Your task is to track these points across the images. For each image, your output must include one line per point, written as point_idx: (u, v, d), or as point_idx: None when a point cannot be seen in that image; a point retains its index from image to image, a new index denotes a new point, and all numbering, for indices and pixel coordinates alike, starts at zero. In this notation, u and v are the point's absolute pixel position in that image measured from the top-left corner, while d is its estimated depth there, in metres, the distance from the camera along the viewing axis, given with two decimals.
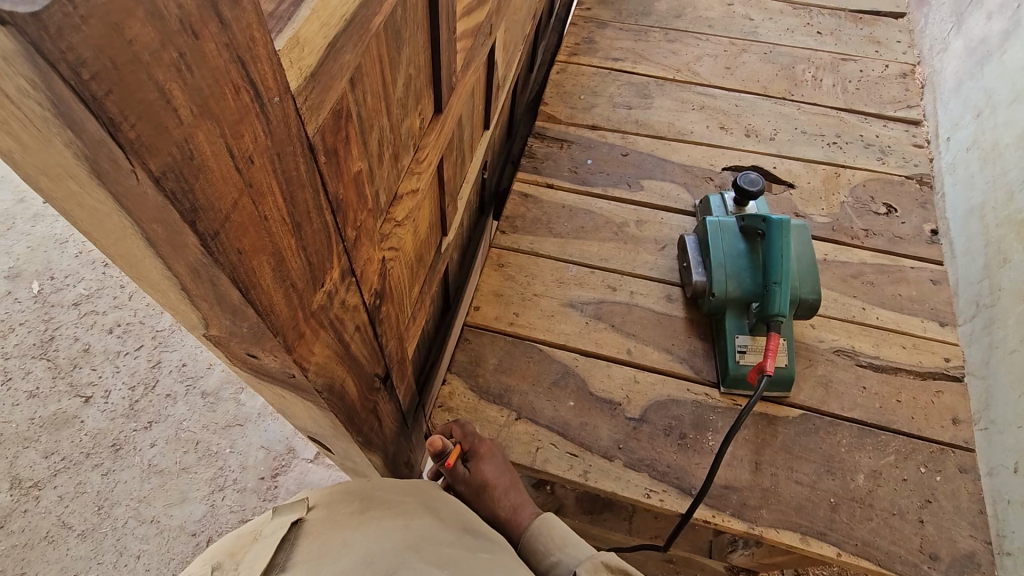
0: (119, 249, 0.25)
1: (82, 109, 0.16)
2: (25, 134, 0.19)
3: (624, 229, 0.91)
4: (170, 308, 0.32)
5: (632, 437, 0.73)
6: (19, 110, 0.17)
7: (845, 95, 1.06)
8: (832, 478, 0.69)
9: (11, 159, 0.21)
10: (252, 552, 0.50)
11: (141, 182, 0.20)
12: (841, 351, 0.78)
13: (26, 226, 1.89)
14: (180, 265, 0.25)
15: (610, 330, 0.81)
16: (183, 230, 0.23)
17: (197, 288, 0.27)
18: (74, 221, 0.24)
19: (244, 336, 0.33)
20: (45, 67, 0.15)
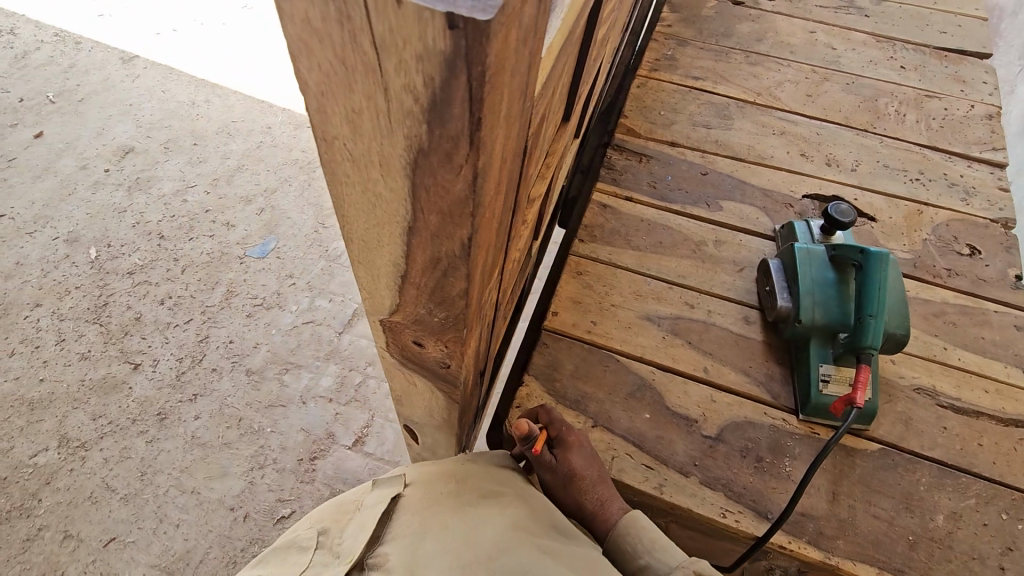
0: (367, 232, 0.28)
1: (463, 108, 0.18)
2: (369, 117, 0.20)
3: (702, 247, 0.91)
4: (369, 291, 0.34)
5: (707, 455, 0.73)
6: (391, 102, 0.19)
7: (928, 132, 1.06)
8: (911, 516, 0.69)
9: (330, 144, 0.23)
10: (359, 521, 0.64)
11: (457, 178, 0.22)
12: (922, 389, 0.77)
13: (87, 193, 1.94)
14: (427, 251, 0.27)
15: (687, 347, 0.81)
16: (454, 224, 0.25)
17: (420, 274, 0.30)
18: (338, 201, 0.26)
19: (429, 324, 0.35)
20: (461, 76, 0.17)
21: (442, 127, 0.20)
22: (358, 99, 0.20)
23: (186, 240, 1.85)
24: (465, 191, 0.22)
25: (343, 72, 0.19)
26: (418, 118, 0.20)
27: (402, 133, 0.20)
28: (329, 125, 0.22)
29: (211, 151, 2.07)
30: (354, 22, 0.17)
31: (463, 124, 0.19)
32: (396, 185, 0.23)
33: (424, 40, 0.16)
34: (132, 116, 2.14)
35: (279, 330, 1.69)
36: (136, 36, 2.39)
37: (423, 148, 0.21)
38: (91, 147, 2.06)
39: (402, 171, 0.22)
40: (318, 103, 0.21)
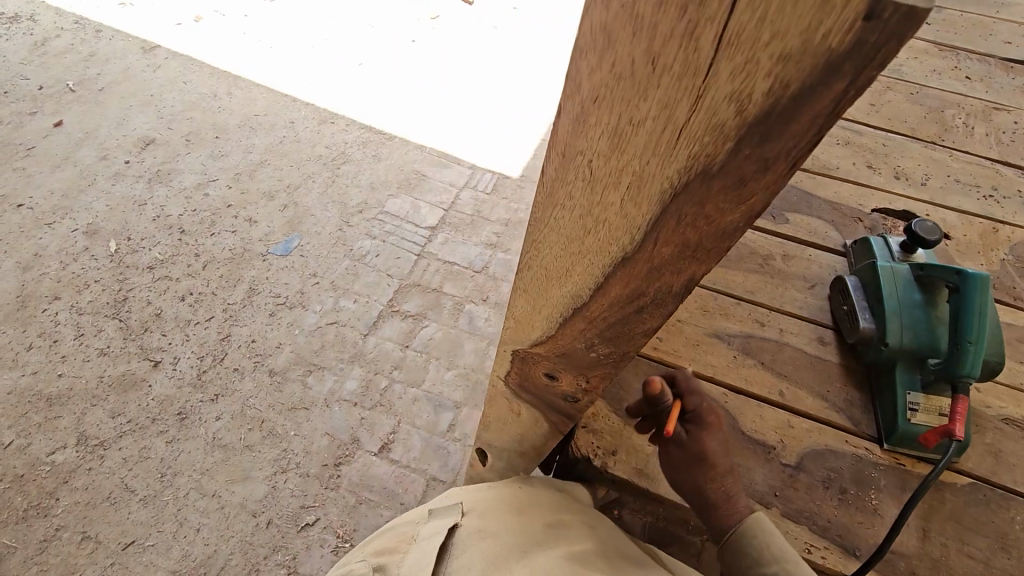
0: (559, 260, 0.30)
1: (806, 121, 0.19)
2: (660, 130, 0.22)
3: (770, 262, 0.87)
4: (537, 312, 0.35)
5: (788, 485, 0.69)
6: (714, 107, 0.20)
7: (1000, 146, 1.02)
8: (1008, 557, 0.64)
9: (598, 147, 0.24)
10: (416, 551, 0.57)
11: (732, 206, 0.23)
12: (1011, 420, 0.73)
13: (107, 185, 1.90)
14: (632, 285, 0.29)
15: (759, 368, 0.77)
16: (689, 257, 0.27)
17: (602, 307, 0.32)
18: (551, 211, 0.28)
19: (593, 351, 0.35)
20: (834, 88, 0.18)
21: (760, 148, 0.20)
22: (653, 108, 0.21)
23: (207, 235, 1.81)
24: (734, 223, 0.24)
25: (650, 71, 0.20)
26: (724, 136, 0.21)
27: (690, 151, 0.22)
28: (592, 128, 0.23)
29: (233, 145, 2.02)
30: (705, 11, 0.17)
31: (786, 144, 0.20)
32: (644, 206, 0.25)
33: (815, 25, 0.16)
34: (152, 106, 2.10)
35: (303, 330, 1.65)
36: (157, 26, 2.35)
37: (708, 170, 0.22)
38: (111, 137, 2.01)
39: (659, 190, 0.24)
40: (596, 115, 0.23)
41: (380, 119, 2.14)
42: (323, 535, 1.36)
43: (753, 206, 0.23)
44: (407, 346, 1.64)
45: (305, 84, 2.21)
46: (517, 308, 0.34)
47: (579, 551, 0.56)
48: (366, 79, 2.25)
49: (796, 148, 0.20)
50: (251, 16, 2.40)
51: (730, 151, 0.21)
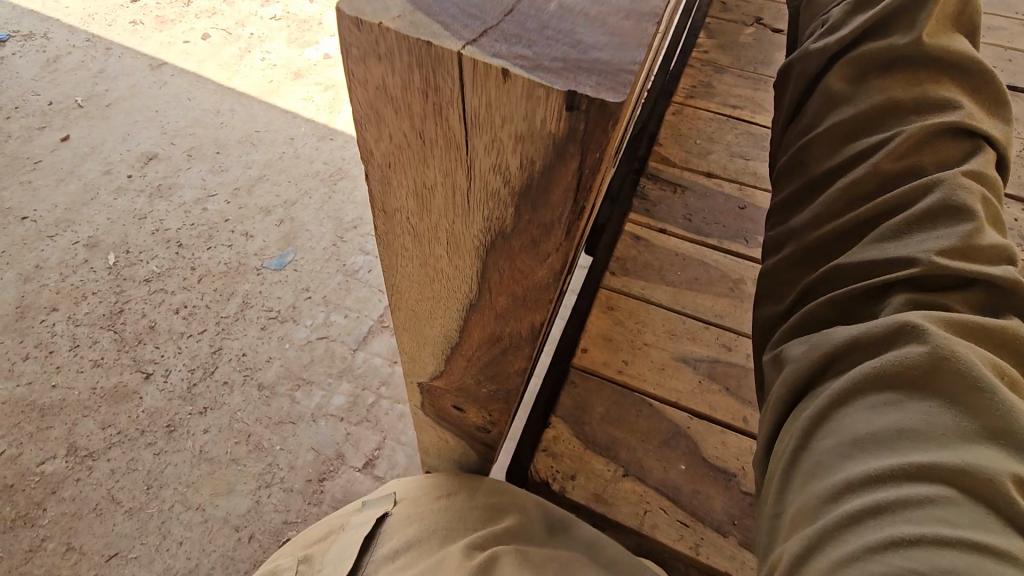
0: (421, 301, 0.32)
1: (561, 186, 0.23)
2: (455, 189, 0.25)
3: (740, 286, 0.87)
4: (411, 352, 0.36)
5: (747, 513, 0.68)
6: (484, 173, 0.24)
7: None
8: None
9: (407, 206, 0.27)
10: (341, 542, 0.59)
11: (536, 248, 0.26)
12: None
13: (109, 199, 1.94)
14: (496, 319, 0.31)
15: (725, 394, 0.77)
16: (526, 296, 0.29)
17: (471, 345, 0.34)
18: (392, 258, 0.31)
19: (476, 391, 0.37)
20: (571, 161, 0.22)
21: (531, 202, 0.24)
22: (440, 170, 0.24)
23: (204, 249, 1.84)
24: (549, 264, 0.27)
25: (420, 142, 0.24)
26: (505, 198, 0.24)
27: (485, 204, 0.25)
28: (400, 183, 0.26)
29: (232, 160, 2.06)
30: (442, 93, 0.22)
31: (556, 199, 0.24)
32: (469, 251, 0.28)
33: (532, 114, 0.21)
34: (157, 123, 2.14)
35: (293, 344, 1.66)
36: (164, 43, 2.39)
37: (506, 219, 0.25)
38: (115, 152, 2.06)
39: (475, 242, 0.27)
40: (398, 170, 0.25)
41: None
42: None
43: (554, 258, 0.27)
44: (395, 362, 1.64)
45: (305, 101, 2.24)
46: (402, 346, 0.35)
47: (502, 531, 0.58)
48: None
49: (567, 201, 0.24)
50: (256, 34, 2.44)
51: (515, 204, 0.24)
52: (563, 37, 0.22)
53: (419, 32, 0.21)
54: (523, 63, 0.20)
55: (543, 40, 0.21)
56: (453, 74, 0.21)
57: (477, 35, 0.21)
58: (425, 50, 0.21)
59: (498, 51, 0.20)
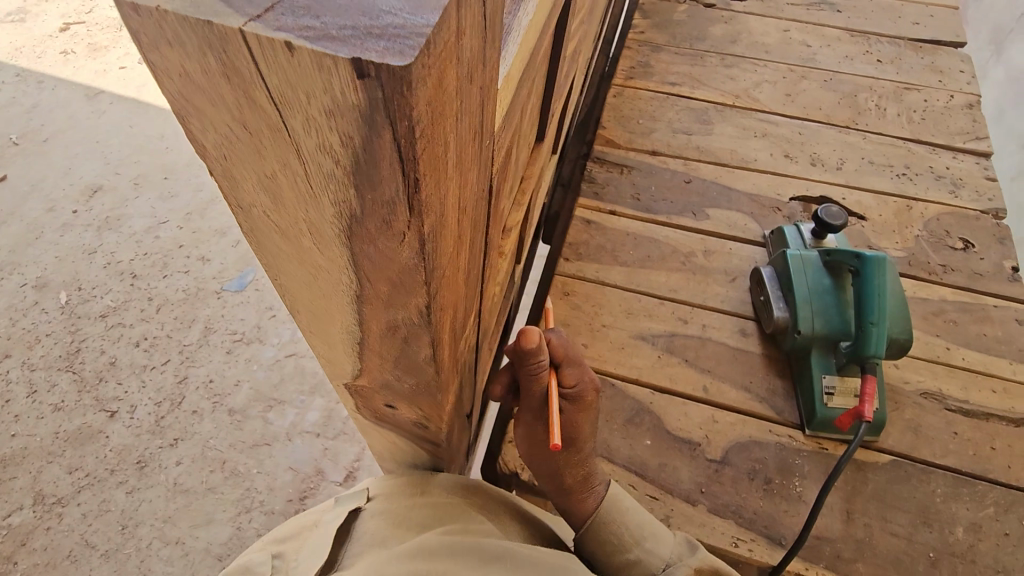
0: (310, 306, 0.25)
1: (392, 171, 0.15)
2: (293, 186, 0.17)
3: (692, 258, 0.88)
4: (325, 359, 0.31)
5: (714, 480, 0.69)
6: (306, 166, 0.16)
7: (911, 125, 1.04)
8: (929, 531, 0.65)
9: (249, 213, 0.20)
10: (314, 542, 0.54)
11: (405, 249, 0.19)
12: (928, 393, 0.74)
13: (55, 236, 1.87)
14: (383, 320, 0.24)
15: (683, 365, 0.78)
16: (411, 299, 0.22)
17: (378, 350, 0.27)
18: (270, 268, 0.23)
19: (399, 390, 0.32)
20: (387, 137, 0.14)
21: (375, 192, 0.16)
22: (272, 160, 0.17)
23: (160, 277, 1.78)
24: (415, 261, 0.19)
25: (244, 131, 0.16)
26: (341, 190, 0.17)
27: (328, 199, 0.17)
28: (240, 179, 0.18)
29: (182, 185, 2.00)
30: (245, 77, 0.14)
31: (394, 185, 0.16)
32: (335, 257, 0.20)
33: (328, 86, 0.14)
34: (99, 153, 2.07)
35: (261, 365, 1.63)
36: (99, 71, 2.32)
37: (355, 216, 0.18)
38: (57, 188, 1.98)
39: (340, 249, 0.20)
40: (228, 162, 0.17)
41: None
42: None
43: (420, 248, 0.19)
44: None
45: None
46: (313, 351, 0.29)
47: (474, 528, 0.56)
48: None
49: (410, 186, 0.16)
50: None
51: (352, 193, 0.17)
52: (357, 6, 0.14)
53: (202, 10, 0.13)
54: (313, 31, 0.13)
55: (339, 11, 0.14)
56: (248, 61, 0.14)
57: (260, 9, 0.13)
58: (209, 34, 0.14)
59: (285, 20, 0.13)
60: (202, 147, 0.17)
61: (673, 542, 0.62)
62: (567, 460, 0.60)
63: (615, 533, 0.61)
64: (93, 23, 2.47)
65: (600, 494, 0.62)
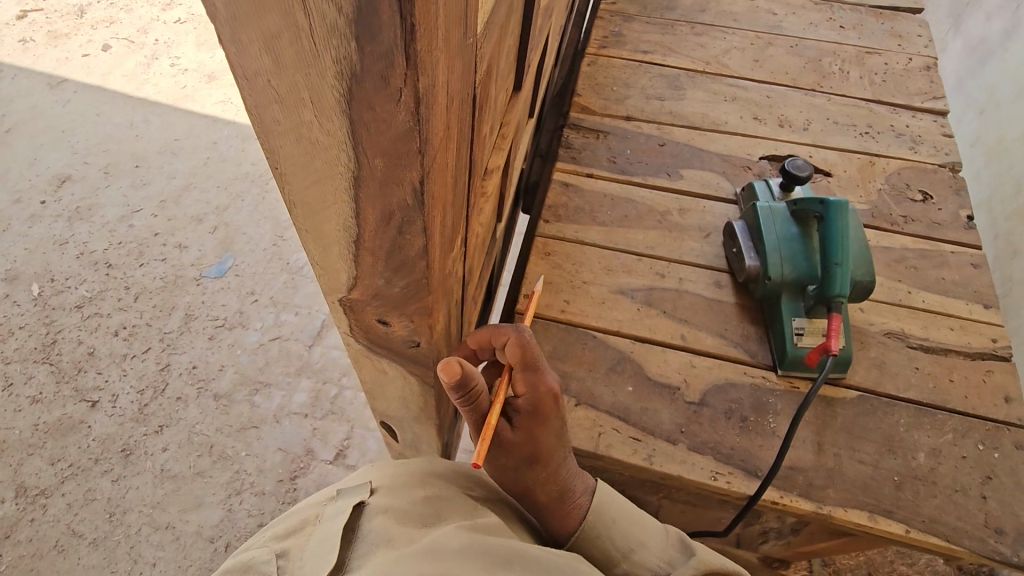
0: (309, 196, 0.26)
1: (390, 14, 0.17)
2: (297, 41, 0.19)
3: (667, 217, 0.91)
4: (320, 267, 0.32)
5: (693, 421, 0.72)
6: (310, 17, 0.18)
7: (873, 87, 1.08)
8: (894, 457, 0.70)
9: (255, 84, 0.21)
10: (319, 539, 0.49)
11: (401, 112, 0.20)
12: (892, 333, 0.79)
13: (23, 228, 1.82)
14: (378, 206, 0.25)
15: (662, 316, 0.81)
16: (404, 177, 0.23)
17: (372, 246, 0.28)
18: (270, 153, 0.24)
19: (389, 298, 0.33)
20: None
21: (375, 44, 0.18)
22: (276, 12, 0.18)
23: (136, 266, 1.76)
24: (410, 128, 0.21)
25: None
26: (345, 41, 0.18)
27: (330, 56, 0.19)
28: (247, 41, 0.19)
29: (155, 172, 1.96)
30: None
31: (392, 33, 0.17)
32: (335, 128, 0.22)
33: None
34: (66, 143, 2.02)
35: (245, 349, 1.62)
36: (61, 59, 2.25)
37: (354, 74, 0.19)
38: (23, 179, 1.93)
39: (340, 114, 0.21)
40: (237, 21, 0.19)
41: None
42: None
43: (415, 107, 0.20)
44: None
45: (224, 103, 2.15)
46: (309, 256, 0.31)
47: (482, 525, 0.53)
48: None
49: (405, 34, 0.17)
50: (161, 39, 2.31)
51: (353, 46, 0.18)
52: None
53: None
54: None
55: None
56: None
57: None
58: None
59: None
60: (208, 6, 0.19)
61: (664, 540, 0.64)
62: (539, 476, 0.61)
63: (604, 539, 0.63)
64: (52, 11, 2.39)
65: (584, 506, 0.64)
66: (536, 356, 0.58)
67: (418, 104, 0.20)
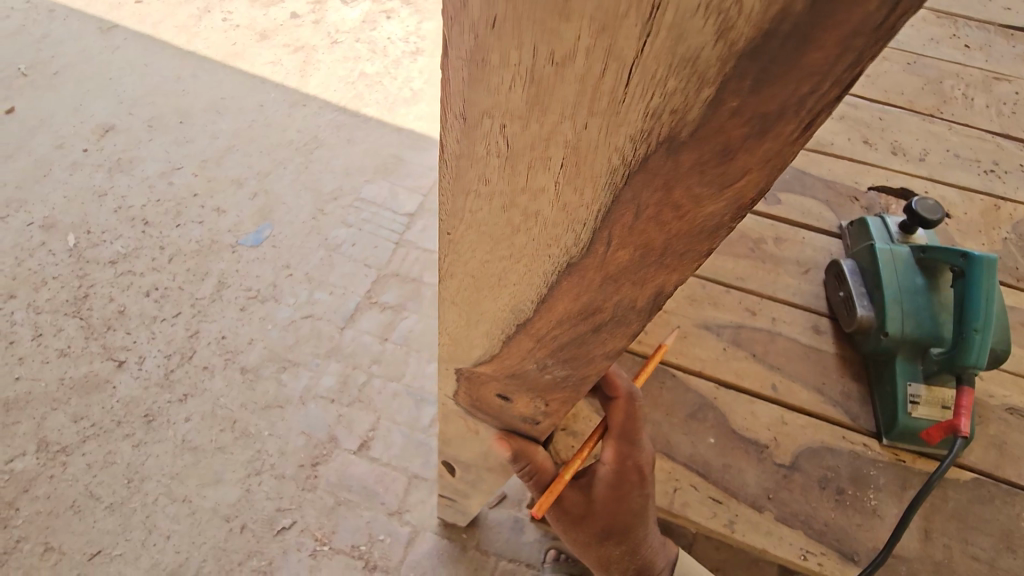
0: (496, 252, 0.24)
1: (778, 120, 0.14)
2: (590, 71, 0.15)
3: (762, 245, 0.81)
4: (467, 314, 0.29)
5: (783, 487, 0.64)
6: (629, 86, 0.15)
7: (1000, 118, 0.96)
8: (1014, 557, 0.61)
9: (504, 132, 0.18)
10: None
11: (718, 192, 0.17)
12: (1016, 410, 0.69)
13: (64, 175, 1.79)
14: (581, 298, 0.24)
15: (751, 361, 0.72)
16: (650, 266, 0.21)
17: (558, 320, 0.26)
18: (466, 180, 0.21)
19: (544, 365, 0.30)
20: (803, 86, 0.13)
21: (758, 101, 0.14)
22: (584, 31, 0.14)
23: (172, 226, 1.71)
24: (715, 217, 0.18)
25: (590, 40, 0.14)
26: (678, 131, 0.16)
27: (646, 105, 0.15)
28: (491, 74, 0.16)
29: (198, 130, 1.91)
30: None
31: (792, 89, 0.13)
32: (589, 191, 0.19)
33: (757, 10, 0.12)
34: (112, 91, 1.97)
35: (275, 324, 1.57)
36: (113, 4, 2.20)
37: (675, 137, 0.16)
38: (67, 124, 1.89)
39: (604, 191, 0.19)
40: (497, 48, 0.16)
41: (348, 98, 2.00)
42: (300, 539, 1.29)
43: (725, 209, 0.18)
44: (386, 339, 1.56)
45: (272, 64, 2.07)
46: (461, 299, 0.28)
47: None
48: (336, 56, 2.09)
49: (807, 90, 0.13)
50: None
51: (708, 103, 0.14)
52: None
53: None
54: None
55: None
56: None
57: None
58: None
59: None
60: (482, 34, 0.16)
61: None
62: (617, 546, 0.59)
63: None
64: None
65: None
66: (636, 430, 0.51)
67: (760, 185, 0.17)
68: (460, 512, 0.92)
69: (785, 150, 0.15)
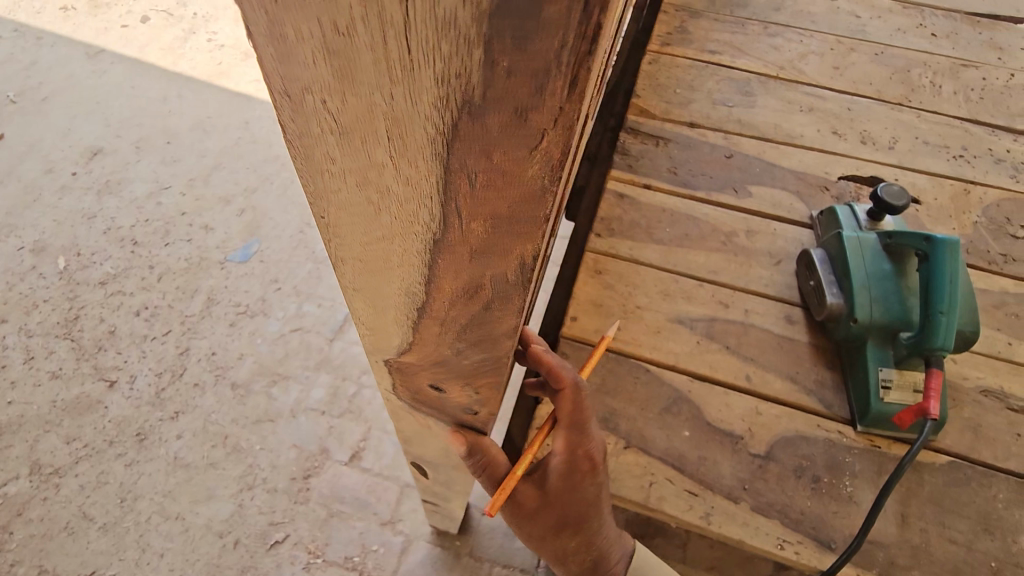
0: (371, 236, 0.25)
1: (546, 74, 0.16)
2: (375, 40, 0.16)
3: (733, 239, 0.81)
4: (369, 301, 0.30)
5: (758, 477, 0.64)
6: (412, 52, 0.16)
7: (968, 104, 0.97)
8: (991, 538, 0.61)
9: (325, 107, 0.19)
10: None
11: (530, 155, 0.18)
12: (989, 392, 0.69)
13: (53, 199, 1.80)
14: (463, 275, 0.26)
15: (725, 353, 0.72)
16: (504, 236, 0.22)
17: (449, 300, 0.28)
18: (313, 163, 0.21)
19: (457, 347, 0.32)
20: (554, 38, 0.15)
21: (524, 58, 0.15)
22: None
23: (161, 245, 1.72)
24: (539, 180, 0.19)
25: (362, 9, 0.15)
26: (473, 94, 0.17)
27: (435, 73, 0.16)
28: (295, 48, 0.17)
29: (186, 149, 1.92)
30: None
31: (550, 42, 0.15)
32: (424, 163, 0.20)
33: None
34: (99, 115, 1.99)
35: (265, 339, 1.57)
36: (99, 29, 2.23)
37: (473, 100, 0.17)
38: (55, 149, 1.91)
39: (434, 162, 0.20)
40: (290, 21, 0.16)
41: None
42: (293, 553, 1.29)
43: (542, 170, 0.19)
44: None
45: (257, 82, 2.08)
46: (362, 289, 0.29)
47: None
48: None
49: (560, 44, 0.15)
50: (199, 13, 2.26)
51: (484, 64, 0.16)
52: None
53: None
54: None
55: None
56: None
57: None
58: None
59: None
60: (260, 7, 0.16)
61: None
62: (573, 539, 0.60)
63: None
64: None
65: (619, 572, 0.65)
66: (584, 417, 0.52)
67: (562, 144, 0.18)
68: (447, 517, 0.92)
69: (568, 107, 0.17)
